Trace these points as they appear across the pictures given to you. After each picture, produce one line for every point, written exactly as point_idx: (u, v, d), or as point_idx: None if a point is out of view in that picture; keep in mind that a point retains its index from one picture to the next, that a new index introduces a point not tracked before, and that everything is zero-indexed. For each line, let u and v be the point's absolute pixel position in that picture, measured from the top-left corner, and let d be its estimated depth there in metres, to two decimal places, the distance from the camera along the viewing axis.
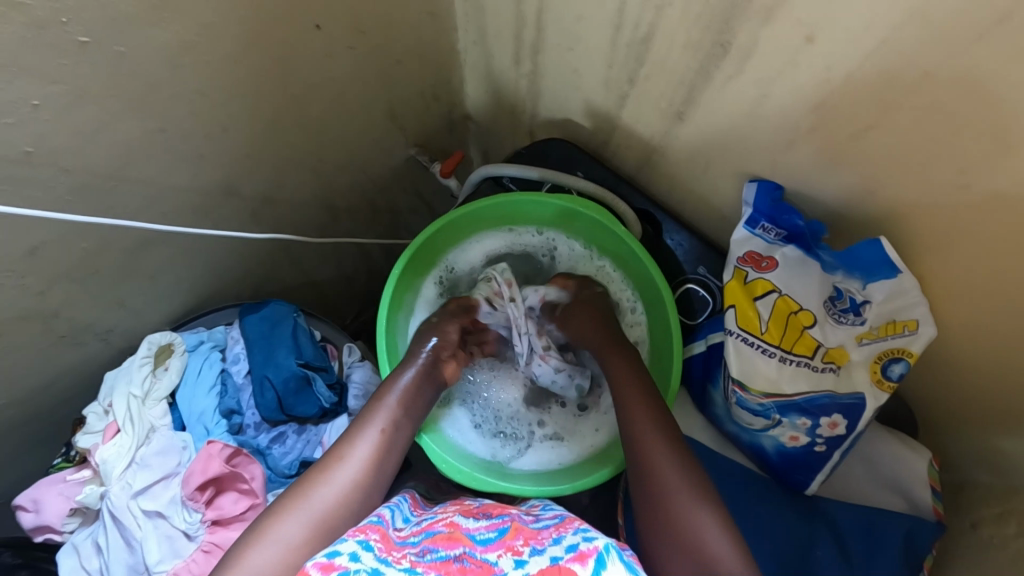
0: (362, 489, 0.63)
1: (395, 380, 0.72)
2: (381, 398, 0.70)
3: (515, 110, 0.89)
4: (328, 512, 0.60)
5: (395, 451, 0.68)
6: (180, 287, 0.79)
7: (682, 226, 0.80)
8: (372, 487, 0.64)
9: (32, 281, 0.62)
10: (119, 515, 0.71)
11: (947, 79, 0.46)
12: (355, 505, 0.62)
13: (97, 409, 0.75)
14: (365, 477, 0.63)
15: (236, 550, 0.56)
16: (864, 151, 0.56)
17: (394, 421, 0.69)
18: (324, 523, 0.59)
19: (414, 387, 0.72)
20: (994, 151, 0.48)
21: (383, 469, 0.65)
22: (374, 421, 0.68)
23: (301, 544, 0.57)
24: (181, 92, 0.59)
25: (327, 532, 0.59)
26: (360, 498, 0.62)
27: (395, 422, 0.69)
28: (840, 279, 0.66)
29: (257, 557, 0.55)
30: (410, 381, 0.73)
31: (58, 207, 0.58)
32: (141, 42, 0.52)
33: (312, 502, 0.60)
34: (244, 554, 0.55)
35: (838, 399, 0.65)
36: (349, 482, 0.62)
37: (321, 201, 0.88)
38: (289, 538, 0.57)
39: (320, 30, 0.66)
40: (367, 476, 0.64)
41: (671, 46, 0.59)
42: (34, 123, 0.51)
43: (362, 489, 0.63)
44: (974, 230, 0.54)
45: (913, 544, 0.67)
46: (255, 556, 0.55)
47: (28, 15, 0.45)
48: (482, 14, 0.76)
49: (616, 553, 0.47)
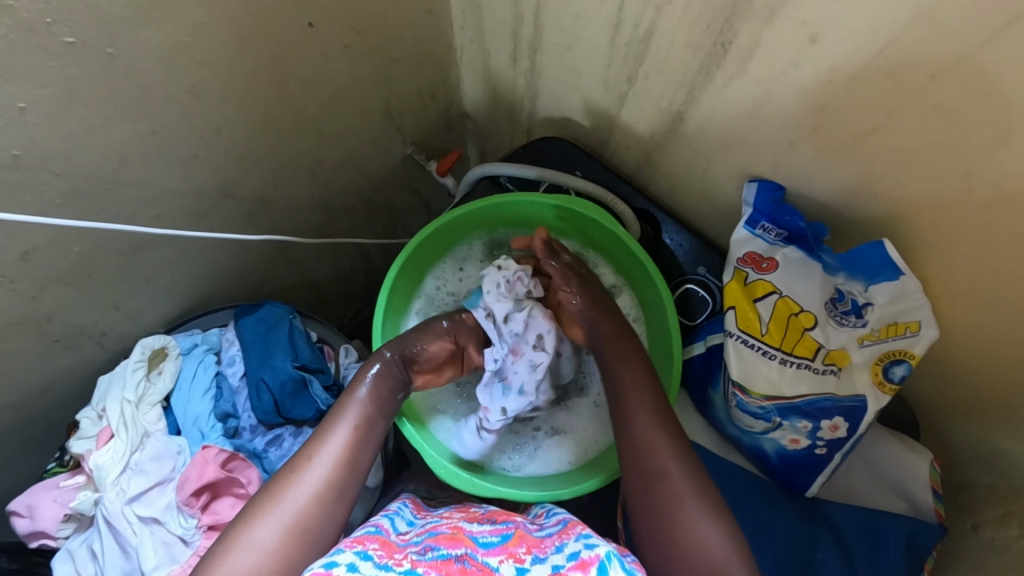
0: (337, 485, 0.62)
1: (364, 372, 0.69)
2: (351, 391, 0.68)
3: (513, 109, 0.88)
4: (306, 512, 0.59)
5: (371, 440, 0.66)
6: (175, 289, 0.78)
7: (682, 226, 0.80)
8: (347, 483, 0.62)
9: (25, 286, 0.61)
10: (114, 521, 0.70)
11: (953, 79, 0.45)
12: (332, 504, 0.61)
13: (90, 414, 0.74)
14: (339, 474, 0.62)
15: (215, 552, 0.56)
16: (867, 152, 0.55)
17: (367, 414, 0.67)
18: (301, 523, 0.58)
19: (380, 382, 0.69)
20: (1002, 151, 0.47)
21: (359, 461, 0.64)
22: (347, 415, 0.66)
23: (279, 549, 0.56)
24: (173, 92, 0.58)
25: (305, 535, 0.58)
26: (335, 497, 0.61)
27: (367, 414, 0.67)
28: (842, 281, 0.66)
29: (237, 563, 0.55)
30: (380, 373, 0.70)
31: (46, 212, 0.57)
32: (130, 43, 0.51)
33: (286, 502, 0.59)
34: (222, 559, 0.55)
35: (839, 401, 0.64)
36: (321, 480, 0.61)
37: (319, 200, 0.87)
38: (265, 542, 0.56)
39: (315, 29, 0.65)
40: (341, 472, 0.63)
41: (672, 46, 0.59)
42: (22, 126, 0.50)
43: (335, 487, 0.62)
44: (977, 236, 0.54)
45: (915, 544, 0.66)
46: (235, 565, 0.54)
47: (15, 17, 0.44)
48: (479, 13, 0.75)
49: (619, 562, 0.47)
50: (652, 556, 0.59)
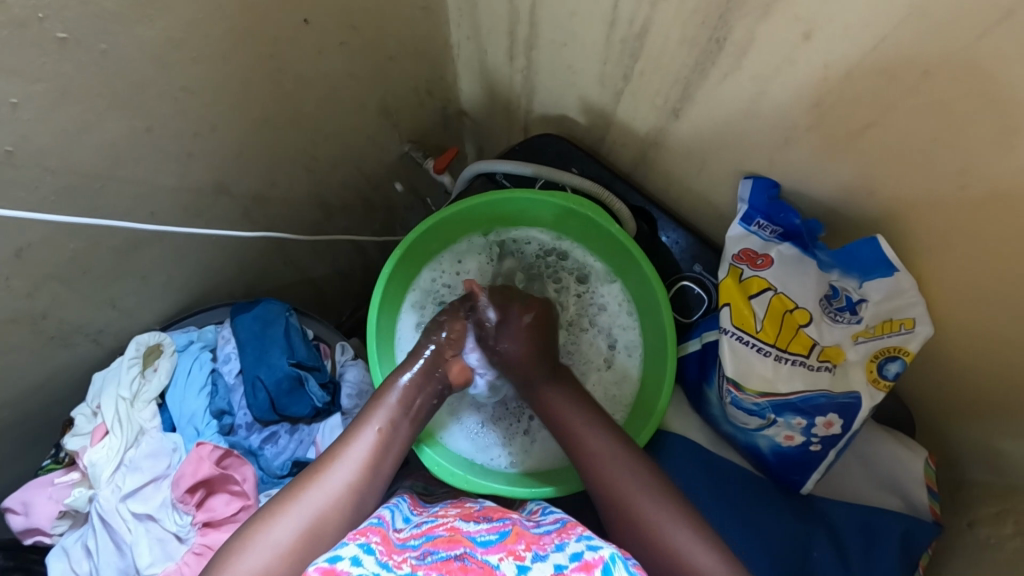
0: (357, 491, 0.62)
1: (394, 380, 0.70)
2: (379, 397, 0.69)
3: (510, 106, 0.88)
4: (324, 513, 0.59)
5: (393, 451, 0.67)
6: (171, 286, 0.78)
7: (677, 223, 0.80)
8: (367, 490, 0.63)
9: (18, 283, 0.61)
10: (108, 519, 0.70)
11: (948, 75, 0.45)
12: (349, 509, 0.61)
13: (85, 411, 0.74)
14: (360, 480, 0.63)
15: (229, 549, 0.55)
16: (861, 148, 0.55)
17: (392, 421, 0.68)
18: (317, 527, 0.58)
19: (410, 391, 0.70)
20: (997, 146, 0.47)
21: (379, 469, 0.65)
22: (372, 421, 0.67)
23: (296, 546, 0.56)
24: (166, 89, 0.57)
25: (319, 538, 0.58)
26: (352, 503, 0.61)
27: (392, 423, 0.68)
28: (836, 277, 0.66)
29: (253, 559, 0.54)
30: (411, 380, 0.71)
31: (41, 208, 0.57)
32: (122, 39, 0.51)
33: (305, 504, 0.59)
34: (238, 553, 0.55)
35: (833, 398, 0.64)
36: (343, 484, 0.61)
37: (316, 197, 0.88)
38: (283, 540, 0.56)
39: (309, 25, 0.64)
40: (363, 478, 0.63)
41: (668, 42, 0.58)
42: (15, 123, 0.50)
43: (355, 492, 0.62)
44: (971, 232, 0.54)
45: (911, 543, 0.68)
46: (250, 559, 0.54)
47: (7, 13, 0.43)
48: (475, 10, 0.75)
49: (623, 564, 0.47)
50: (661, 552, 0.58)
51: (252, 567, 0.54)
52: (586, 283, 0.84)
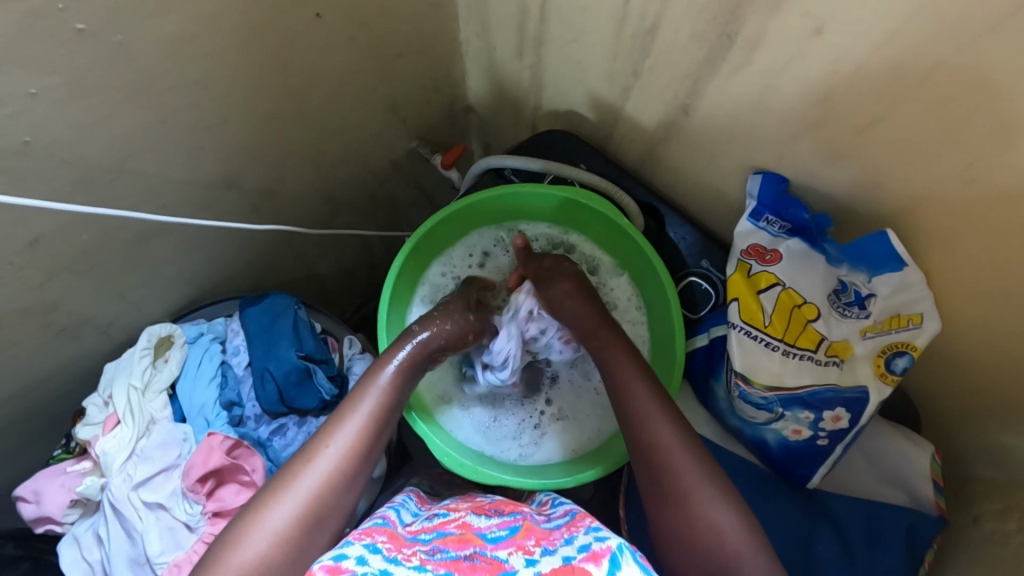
0: (350, 474, 0.61)
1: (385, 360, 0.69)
2: (371, 377, 0.68)
3: (517, 103, 0.89)
4: (319, 498, 0.58)
5: (384, 429, 0.66)
6: (180, 279, 0.78)
7: (685, 219, 0.80)
8: (360, 471, 0.62)
9: (32, 273, 0.61)
10: (119, 507, 0.71)
11: (958, 71, 0.45)
12: (343, 493, 0.60)
13: (97, 401, 0.75)
14: (353, 462, 0.62)
15: (225, 537, 0.55)
16: (870, 144, 0.55)
17: (383, 400, 0.67)
18: (312, 512, 0.57)
19: (402, 368, 0.69)
20: (1005, 143, 0.47)
21: (371, 449, 0.64)
22: (364, 401, 0.65)
23: (291, 533, 0.56)
24: (180, 82, 0.58)
25: (314, 523, 0.57)
26: (346, 485, 0.60)
27: (384, 403, 0.66)
28: (845, 271, 0.66)
29: (250, 548, 0.54)
30: (406, 360, 0.70)
31: (56, 198, 0.57)
32: (138, 31, 0.51)
33: (299, 489, 0.58)
34: (236, 542, 0.54)
35: (841, 392, 0.65)
36: (336, 468, 0.60)
37: (324, 192, 0.88)
38: (277, 528, 0.55)
39: (322, 20, 0.65)
40: (356, 460, 0.62)
41: (678, 37, 0.59)
42: (32, 113, 0.50)
43: (348, 474, 0.61)
44: (979, 228, 0.54)
45: (916, 537, 0.67)
46: (246, 548, 0.53)
47: (26, 4, 0.44)
48: (484, 5, 0.75)
49: (631, 554, 0.46)
50: (674, 553, 0.59)
51: (249, 555, 0.53)
52: (595, 277, 0.84)
